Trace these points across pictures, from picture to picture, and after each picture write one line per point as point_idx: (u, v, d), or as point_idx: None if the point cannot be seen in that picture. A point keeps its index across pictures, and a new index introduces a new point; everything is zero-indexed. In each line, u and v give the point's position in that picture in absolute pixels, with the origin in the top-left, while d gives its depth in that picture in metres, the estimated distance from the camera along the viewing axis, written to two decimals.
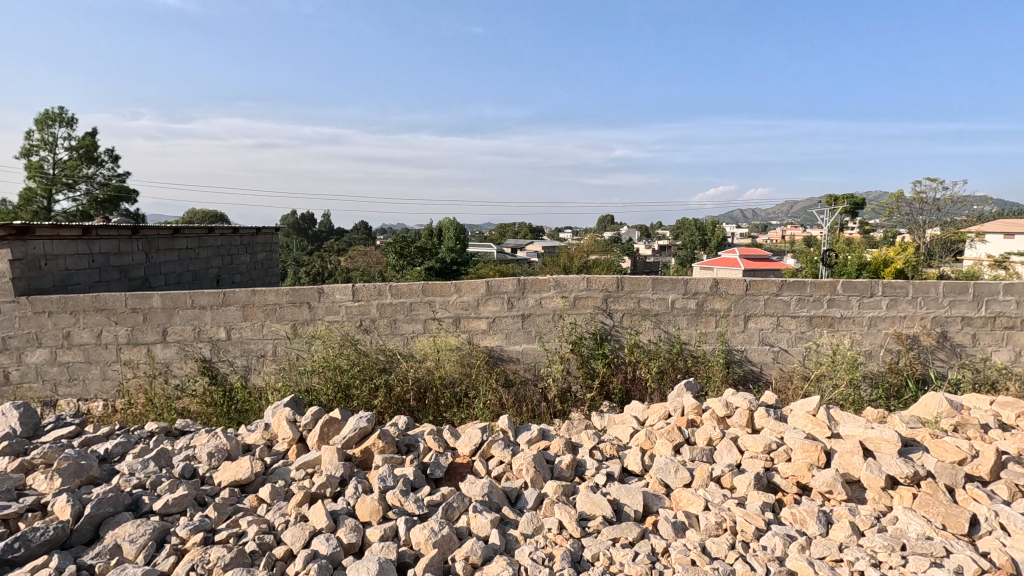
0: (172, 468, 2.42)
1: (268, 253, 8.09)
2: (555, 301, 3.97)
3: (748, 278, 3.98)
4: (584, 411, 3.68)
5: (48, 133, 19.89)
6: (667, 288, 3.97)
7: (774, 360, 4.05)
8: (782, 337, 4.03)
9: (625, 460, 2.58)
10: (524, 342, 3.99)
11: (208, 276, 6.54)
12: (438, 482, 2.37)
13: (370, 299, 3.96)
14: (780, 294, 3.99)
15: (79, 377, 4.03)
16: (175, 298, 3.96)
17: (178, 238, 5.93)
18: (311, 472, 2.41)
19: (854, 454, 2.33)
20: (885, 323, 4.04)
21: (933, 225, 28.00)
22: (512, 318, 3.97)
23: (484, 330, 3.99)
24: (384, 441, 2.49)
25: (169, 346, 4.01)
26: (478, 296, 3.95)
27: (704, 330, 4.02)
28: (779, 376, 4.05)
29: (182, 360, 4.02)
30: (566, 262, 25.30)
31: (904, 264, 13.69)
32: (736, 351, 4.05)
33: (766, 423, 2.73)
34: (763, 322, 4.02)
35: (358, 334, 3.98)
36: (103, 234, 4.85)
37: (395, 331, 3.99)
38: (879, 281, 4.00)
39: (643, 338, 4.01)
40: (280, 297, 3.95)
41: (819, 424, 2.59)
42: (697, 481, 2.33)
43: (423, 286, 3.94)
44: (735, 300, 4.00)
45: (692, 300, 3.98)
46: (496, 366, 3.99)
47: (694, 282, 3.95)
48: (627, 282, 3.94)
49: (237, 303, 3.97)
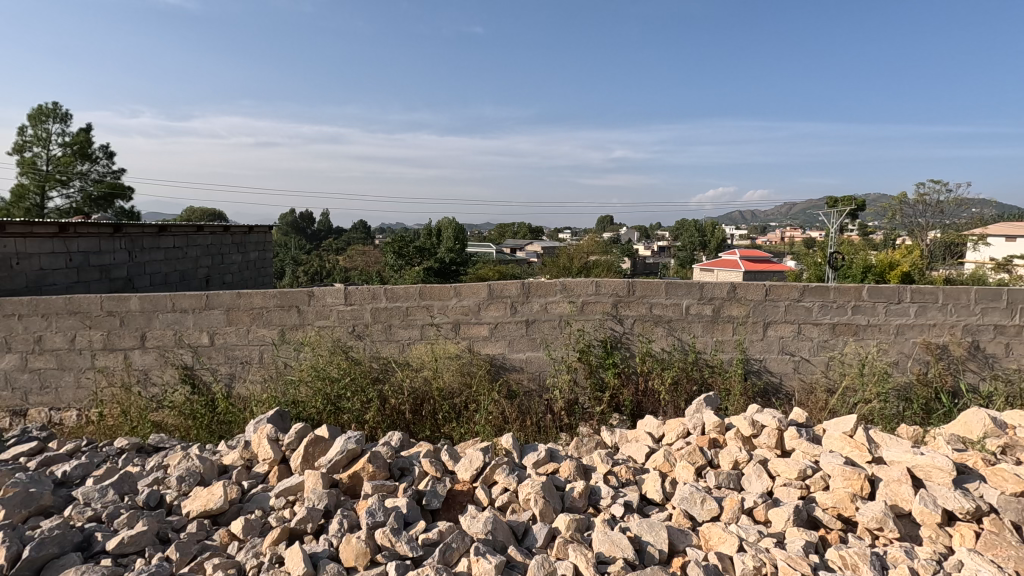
0: (135, 495, 2.16)
1: (261, 253, 7.82)
2: (561, 306, 3.70)
3: (768, 283, 3.72)
4: (593, 427, 3.41)
5: (42, 129, 19.60)
6: (681, 293, 3.71)
7: (795, 370, 3.79)
8: (804, 346, 3.77)
9: (643, 487, 2.32)
10: (528, 350, 3.73)
11: (196, 276, 6.27)
12: (436, 513, 2.12)
13: (364, 304, 3.69)
14: (802, 300, 3.73)
15: (51, 386, 3.76)
16: (155, 301, 3.70)
17: (164, 237, 5.66)
18: (292, 500, 2.15)
19: (904, 484, 2.08)
20: (914, 332, 3.77)
21: (935, 228, 27.79)
22: (515, 325, 3.71)
23: (486, 337, 3.72)
24: (374, 465, 2.23)
25: (148, 352, 3.74)
26: (479, 300, 3.69)
27: (721, 338, 3.75)
28: (800, 388, 3.80)
29: (161, 368, 3.75)
30: (566, 263, 25.06)
31: (911, 267, 13.43)
32: (754, 360, 3.79)
33: (799, 444, 2.47)
34: (784, 330, 3.76)
35: (350, 340, 3.72)
36: (83, 232, 4.59)
37: (390, 337, 3.72)
38: (907, 287, 3.74)
39: (655, 346, 3.76)
40: (267, 300, 3.69)
41: (859, 446, 2.34)
42: (727, 514, 2.08)
43: (420, 289, 3.68)
44: (754, 306, 3.74)
45: (708, 306, 3.73)
46: (497, 375, 3.73)
47: (709, 287, 3.69)
48: (638, 286, 3.69)
49: (221, 307, 3.71)
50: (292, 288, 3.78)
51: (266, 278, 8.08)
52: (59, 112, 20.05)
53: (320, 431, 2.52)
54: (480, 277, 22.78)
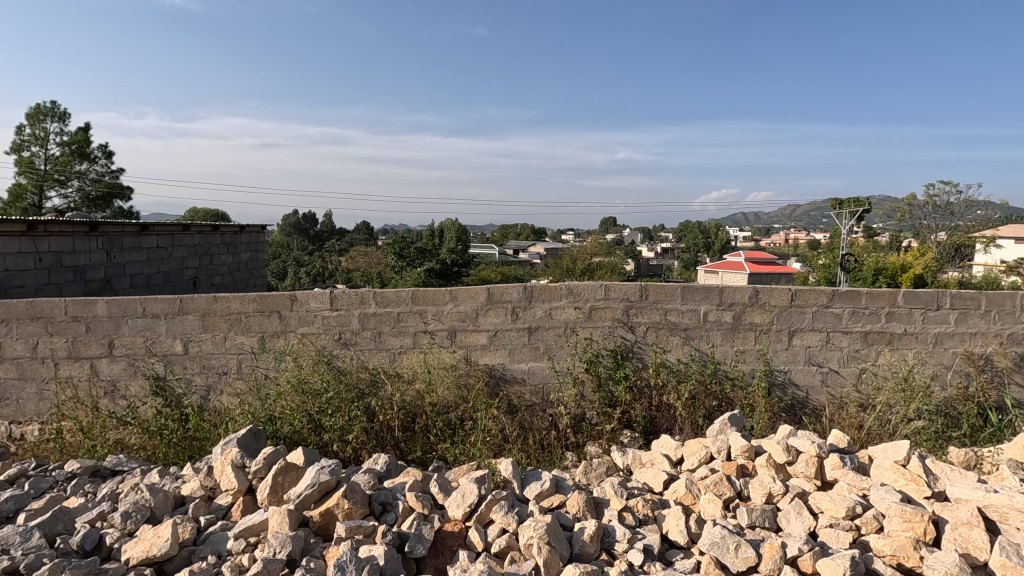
0: (70, 537, 1.86)
1: (252, 253, 7.52)
2: (566, 312, 3.38)
3: (794, 287, 3.39)
4: (602, 447, 3.08)
5: (41, 129, 19.40)
6: (698, 298, 3.39)
7: (822, 383, 3.45)
8: (833, 356, 3.44)
9: (664, 526, 2.01)
10: (531, 360, 3.41)
11: (183, 278, 5.97)
12: (422, 560, 1.80)
13: (351, 309, 3.38)
14: (831, 306, 3.40)
15: (11, 398, 3.45)
16: (123, 305, 3.39)
17: (147, 237, 5.36)
18: (254, 543, 1.84)
19: (977, 528, 1.76)
20: (953, 341, 3.44)
21: (943, 230, 27.37)
22: (516, 332, 3.39)
23: (484, 346, 3.40)
24: (351, 501, 1.91)
25: (117, 360, 3.42)
26: (477, 305, 3.37)
27: (742, 348, 3.42)
28: (828, 403, 3.46)
29: (131, 378, 3.44)
30: (569, 264, 24.72)
31: (924, 269, 13.04)
32: (779, 372, 3.45)
33: (842, 475, 2.13)
34: (811, 339, 3.43)
35: (336, 349, 3.40)
36: (54, 230, 4.30)
37: (380, 346, 3.40)
38: (946, 291, 3.41)
39: (670, 357, 3.43)
40: (246, 304, 3.38)
41: (916, 479, 2.01)
42: (765, 565, 1.76)
43: (413, 293, 3.37)
44: (779, 313, 3.41)
45: (728, 312, 3.40)
46: (497, 388, 3.41)
47: (730, 291, 3.37)
48: (651, 290, 3.37)
49: (196, 311, 3.40)
50: (273, 292, 3.47)
51: (259, 279, 7.77)
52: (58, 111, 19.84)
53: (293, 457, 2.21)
54: (482, 278, 22.44)
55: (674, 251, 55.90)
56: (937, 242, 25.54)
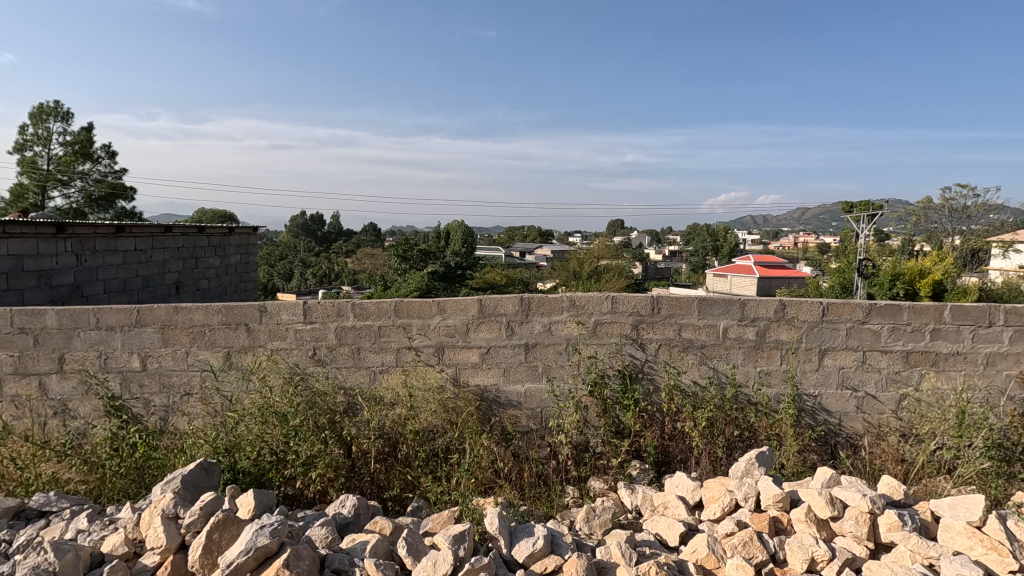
0: None
1: (243, 256, 7.18)
2: (568, 327, 3.01)
3: (825, 301, 3.00)
4: (608, 483, 2.71)
5: (44, 129, 19.24)
6: (717, 312, 3.00)
7: (857, 409, 3.05)
8: (869, 379, 3.04)
9: None
10: (528, 380, 3.03)
11: (165, 283, 5.64)
12: None
13: (327, 322, 3.01)
14: (867, 322, 3.00)
15: None
16: (75, 316, 3.04)
17: (123, 239, 5.03)
18: None
19: None
20: (1008, 363, 3.02)
21: (959, 235, 26.72)
22: (512, 350, 3.01)
23: (475, 364, 3.02)
24: (294, 572, 1.55)
25: (67, 377, 3.08)
26: (468, 318, 3.00)
27: (766, 369, 3.03)
28: (865, 431, 3.06)
29: (83, 397, 3.09)
30: (575, 267, 24.28)
31: (943, 275, 12.55)
32: (808, 396, 3.06)
33: (902, 539, 1.75)
34: (845, 359, 3.03)
35: (309, 366, 3.04)
36: (15, 232, 3.98)
37: (359, 364, 3.02)
38: (1000, 306, 3.00)
39: (684, 378, 3.05)
40: (210, 316, 3.03)
41: (997, 548, 1.64)
42: None
43: (396, 305, 3.00)
44: (808, 330, 3.01)
45: (750, 328, 3.01)
46: (490, 412, 3.04)
47: (753, 304, 2.98)
48: (664, 302, 2.99)
49: (155, 323, 3.05)
50: (241, 302, 3.12)
51: (250, 284, 7.43)
52: (61, 111, 19.68)
53: (246, 503, 2.01)
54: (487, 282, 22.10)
55: (682, 253, 55.31)
56: (953, 247, 24.91)
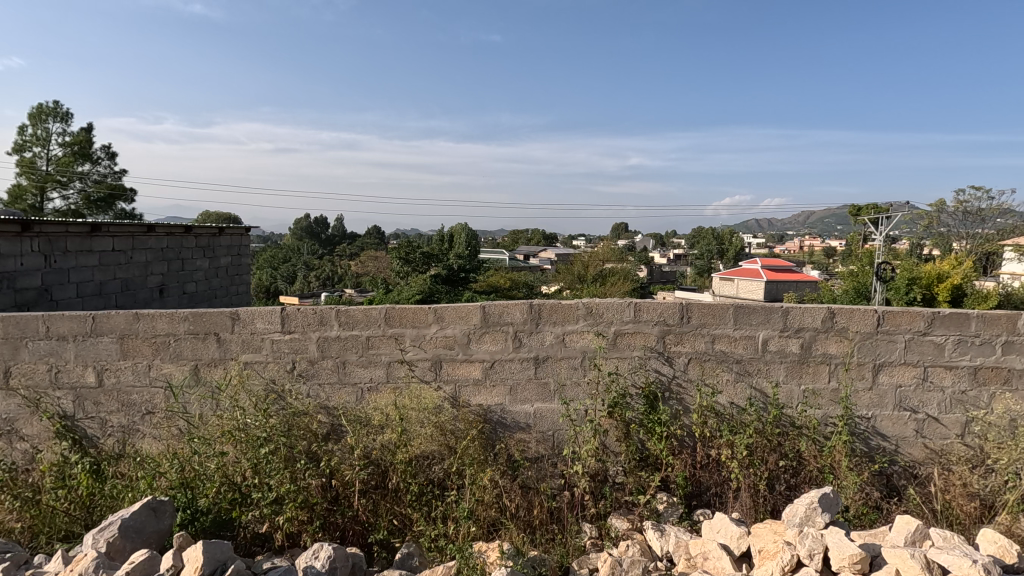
0: None
1: (234, 258, 6.81)
2: (584, 339, 2.61)
3: (881, 309, 2.59)
4: (633, 523, 2.31)
5: (42, 129, 18.96)
6: (756, 322, 2.60)
7: (917, 434, 2.65)
8: (931, 399, 2.63)
9: None
10: (537, 400, 2.63)
11: (146, 287, 5.27)
12: None
13: (308, 332, 2.63)
14: (930, 334, 2.59)
15: None
16: (22, 324, 2.67)
17: (99, 238, 4.68)
18: None
19: None
20: None
21: (972, 239, 26.19)
22: (519, 364, 2.62)
23: (477, 381, 2.63)
24: None
25: (14, 394, 2.70)
26: (469, 328, 2.62)
27: (813, 388, 2.62)
28: (926, 459, 2.66)
29: (32, 416, 2.72)
30: (580, 270, 23.86)
31: (962, 280, 12.08)
32: (860, 419, 2.66)
33: None
34: (903, 376, 2.62)
35: (288, 383, 2.65)
36: None
37: (345, 380, 2.64)
38: None
39: (719, 399, 2.65)
40: (175, 325, 2.65)
41: None
42: None
43: (386, 313, 2.61)
44: (862, 342, 2.61)
45: (794, 340, 2.61)
46: (494, 436, 2.64)
47: (797, 313, 2.58)
48: (695, 310, 2.61)
49: (112, 333, 2.67)
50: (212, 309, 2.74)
51: (242, 286, 7.06)
52: (61, 111, 19.44)
53: (193, 561, 1.63)
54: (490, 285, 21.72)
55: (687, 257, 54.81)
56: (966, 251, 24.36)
